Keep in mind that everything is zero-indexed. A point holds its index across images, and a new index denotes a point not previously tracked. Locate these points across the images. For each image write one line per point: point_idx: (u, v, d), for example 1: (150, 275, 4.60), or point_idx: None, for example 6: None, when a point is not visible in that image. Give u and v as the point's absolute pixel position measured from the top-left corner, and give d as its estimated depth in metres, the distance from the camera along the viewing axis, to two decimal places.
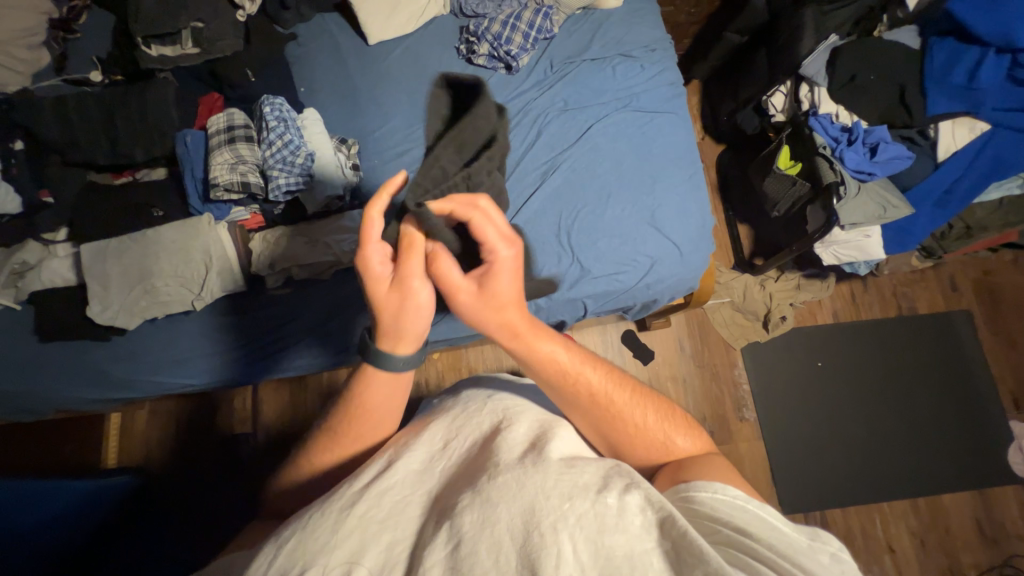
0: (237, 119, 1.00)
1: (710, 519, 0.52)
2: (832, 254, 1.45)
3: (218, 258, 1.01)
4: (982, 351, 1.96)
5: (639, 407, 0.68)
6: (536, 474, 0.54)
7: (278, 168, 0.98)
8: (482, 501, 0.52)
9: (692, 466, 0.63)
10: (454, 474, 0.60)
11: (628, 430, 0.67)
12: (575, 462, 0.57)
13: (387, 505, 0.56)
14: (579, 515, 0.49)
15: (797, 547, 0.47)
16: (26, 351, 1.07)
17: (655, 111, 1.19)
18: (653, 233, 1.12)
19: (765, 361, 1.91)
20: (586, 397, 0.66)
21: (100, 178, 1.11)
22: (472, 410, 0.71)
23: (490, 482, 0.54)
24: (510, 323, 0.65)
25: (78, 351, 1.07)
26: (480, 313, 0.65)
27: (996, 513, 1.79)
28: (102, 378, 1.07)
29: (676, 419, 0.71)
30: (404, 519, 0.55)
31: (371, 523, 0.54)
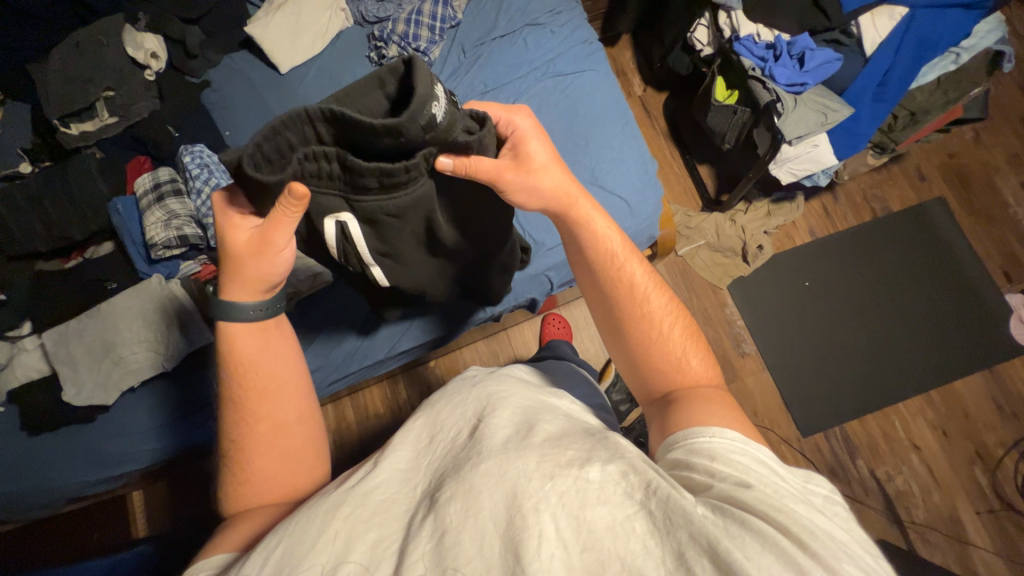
0: (162, 176, 1.00)
1: (707, 467, 0.51)
2: (788, 172, 1.43)
3: (176, 315, 1.02)
4: (963, 233, 1.96)
5: (671, 315, 0.70)
6: (520, 458, 0.50)
7: (211, 215, 0.97)
8: (465, 491, 0.48)
9: (683, 409, 0.60)
10: (440, 466, 0.56)
11: (653, 329, 0.69)
12: (560, 440, 0.53)
13: (374, 509, 0.52)
14: (561, 494, 0.46)
15: (787, 490, 0.48)
16: (19, 448, 1.08)
17: (574, 72, 1.19)
18: (599, 191, 1.11)
19: (754, 293, 1.90)
20: (626, 288, 0.71)
21: (51, 265, 1.12)
22: (458, 400, 0.67)
23: (475, 472, 0.50)
24: (567, 193, 0.76)
25: (68, 437, 1.08)
26: (525, 178, 0.73)
27: (1010, 387, 1.79)
28: (98, 457, 1.08)
29: (697, 343, 0.70)
30: (392, 519, 0.51)
31: (359, 525, 0.50)
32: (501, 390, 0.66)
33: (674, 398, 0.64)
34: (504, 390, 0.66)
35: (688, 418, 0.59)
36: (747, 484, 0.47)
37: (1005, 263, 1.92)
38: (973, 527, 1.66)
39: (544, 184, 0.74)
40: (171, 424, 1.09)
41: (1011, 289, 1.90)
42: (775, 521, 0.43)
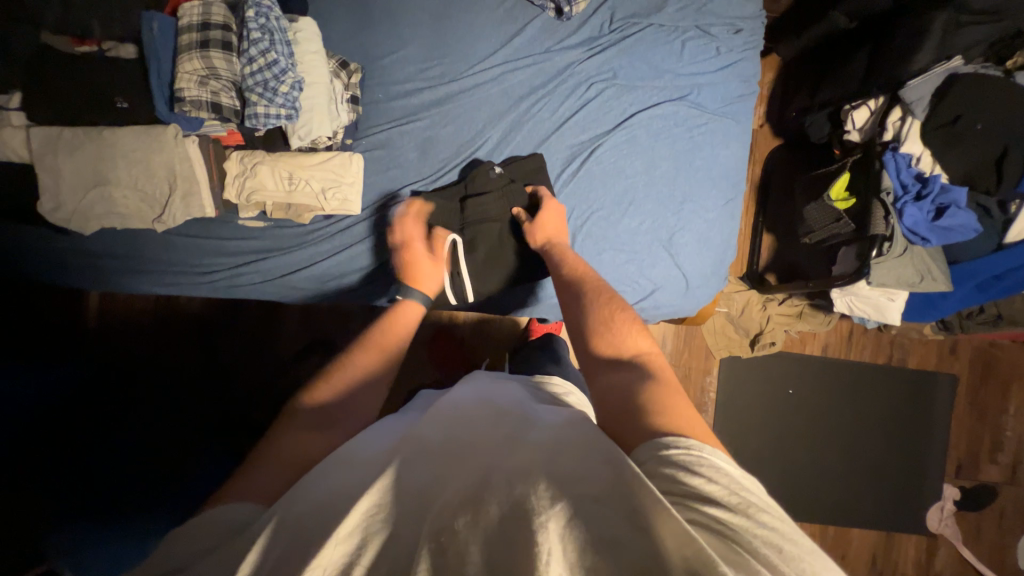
0: (215, 13, 0.81)
1: (675, 477, 0.46)
2: (846, 304, 1.36)
3: (183, 179, 0.92)
4: (951, 415, 1.96)
5: (613, 308, 0.73)
6: (530, 476, 0.47)
7: (257, 93, 0.82)
8: (475, 500, 0.45)
9: (649, 394, 0.58)
10: (447, 469, 0.52)
11: (601, 327, 0.70)
12: (568, 456, 0.50)
13: (393, 499, 0.47)
14: (571, 514, 0.42)
15: (748, 495, 0.45)
16: None
17: (711, 113, 1.01)
18: (665, 258, 1.01)
19: (739, 375, 1.90)
20: (591, 297, 0.75)
21: (59, 41, 0.89)
22: (465, 412, 0.64)
23: (490, 483, 0.47)
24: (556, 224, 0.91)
25: (33, 233, 1.00)
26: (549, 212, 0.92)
27: (896, 553, 1.91)
28: (64, 268, 1.03)
29: (639, 329, 0.69)
30: (406, 510, 0.46)
31: (375, 517, 0.45)
32: (504, 409, 0.64)
33: (639, 392, 0.58)
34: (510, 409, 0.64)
35: (659, 415, 0.54)
36: (715, 505, 0.43)
37: (964, 457, 1.96)
38: None
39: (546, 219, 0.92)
40: (142, 272, 1.04)
41: (954, 480, 1.95)
42: (757, 560, 0.39)
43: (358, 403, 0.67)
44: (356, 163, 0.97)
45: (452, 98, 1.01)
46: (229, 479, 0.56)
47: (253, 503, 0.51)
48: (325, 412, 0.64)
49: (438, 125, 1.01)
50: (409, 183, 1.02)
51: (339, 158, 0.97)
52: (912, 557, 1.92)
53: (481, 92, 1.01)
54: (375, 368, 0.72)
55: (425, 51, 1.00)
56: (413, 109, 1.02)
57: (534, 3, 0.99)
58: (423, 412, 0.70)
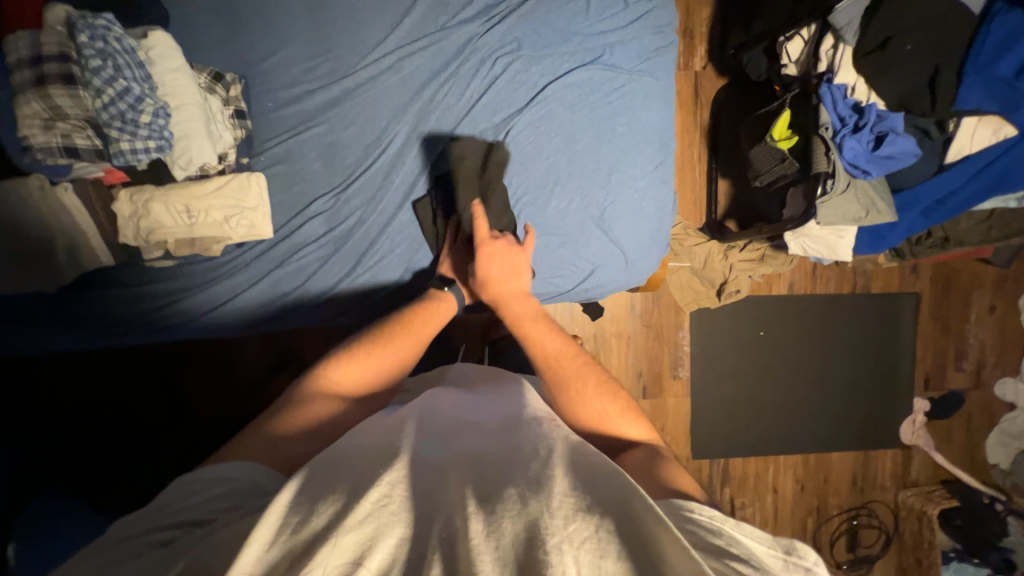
0: (45, 42, 0.71)
1: (703, 539, 0.46)
2: (800, 246, 1.34)
3: (64, 231, 0.83)
4: (917, 333, 1.99)
5: (592, 390, 0.70)
6: (542, 487, 0.46)
7: (117, 128, 0.73)
8: (490, 509, 0.44)
9: (653, 473, 0.60)
10: (456, 471, 0.50)
11: (587, 413, 0.69)
12: (578, 468, 0.50)
13: (405, 493, 0.46)
14: (580, 534, 0.42)
15: (767, 563, 0.45)
16: None
17: (628, 74, 0.94)
18: (600, 235, 0.97)
19: (710, 325, 1.90)
20: (568, 364, 0.73)
21: None
22: (478, 414, 0.63)
23: (503, 494, 0.46)
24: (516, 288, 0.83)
25: None
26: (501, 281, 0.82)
27: (873, 469, 2.01)
28: None
29: (626, 409, 0.70)
30: (420, 509, 0.45)
31: (385, 512, 0.43)
32: (513, 410, 0.63)
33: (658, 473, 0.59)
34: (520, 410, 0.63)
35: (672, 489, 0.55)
36: (743, 563, 0.44)
37: (932, 371, 2.02)
38: None
39: (494, 268, 0.83)
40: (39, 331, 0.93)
41: (923, 394, 2.01)
42: None
43: (377, 390, 0.70)
44: (258, 184, 0.90)
45: (349, 95, 0.92)
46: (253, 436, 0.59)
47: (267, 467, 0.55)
48: (350, 392, 0.68)
49: (339, 128, 0.93)
50: (319, 196, 0.94)
51: (232, 181, 0.89)
52: (888, 470, 2.01)
53: (379, 84, 0.92)
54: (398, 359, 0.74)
55: (309, 47, 0.91)
56: (308, 113, 0.93)
57: None
58: (432, 393, 0.68)
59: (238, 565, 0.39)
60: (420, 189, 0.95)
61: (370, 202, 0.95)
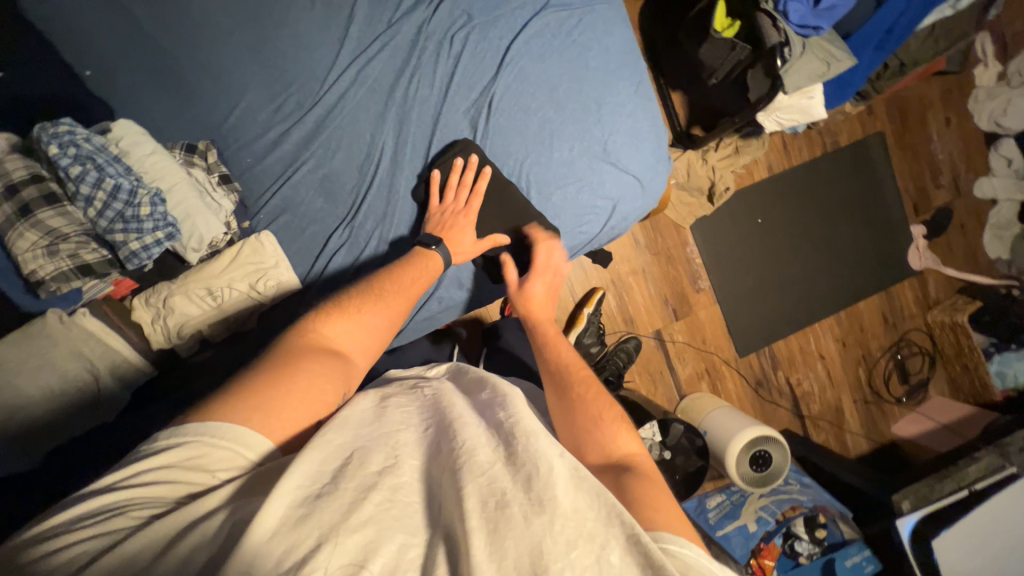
0: (13, 169, 0.68)
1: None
2: (774, 121, 1.40)
3: (99, 353, 0.79)
4: (892, 168, 2.09)
5: (596, 394, 0.67)
6: (547, 510, 0.43)
7: (121, 231, 0.70)
8: (493, 526, 0.42)
9: (643, 486, 0.55)
10: (459, 479, 0.47)
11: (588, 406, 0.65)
12: (581, 489, 0.47)
13: (409, 510, 0.46)
14: (582, 569, 0.41)
15: None
16: None
17: (582, 8, 0.95)
18: (610, 169, 0.98)
19: (713, 231, 1.92)
20: (580, 376, 0.71)
21: None
22: (481, 411, 0.59)
23: (505, 513, 0.43)
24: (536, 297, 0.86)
25: None
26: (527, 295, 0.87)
27: (897, 304, 2.12)
28: None
29: (625, 424, 0.64)
30: (428, 521, 0.46)
31: (387, 517, 0.44)
32: (517, 395, 0.60)
33: (633, 491, 0.54)
34: (523, 398, 0.61)
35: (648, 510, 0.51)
36: None
37: (917, 196, 2.13)
38: (851, 413, 2.05)
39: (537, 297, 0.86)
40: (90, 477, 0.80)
41: (916, 220, 2.13)
42: None
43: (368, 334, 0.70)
44: (269, 242, 0.87)
45: (323, 123, 0.90)
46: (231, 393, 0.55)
47: (263, 432, 0.52)
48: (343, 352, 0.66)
49: (326, 158, 0.90)
50: (332, 232, 0.91)
51: (245, 247, 0.86)
52: (912, 299, 2.12)
53: (349, 102, 0.90)
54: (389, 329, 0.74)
55: (268, 89, 0.88)
56: (290, 155, 0.90)
57: None
58: (431, 392, 0.66)
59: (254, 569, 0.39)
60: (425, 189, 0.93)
61: (385, 218, 0.92)
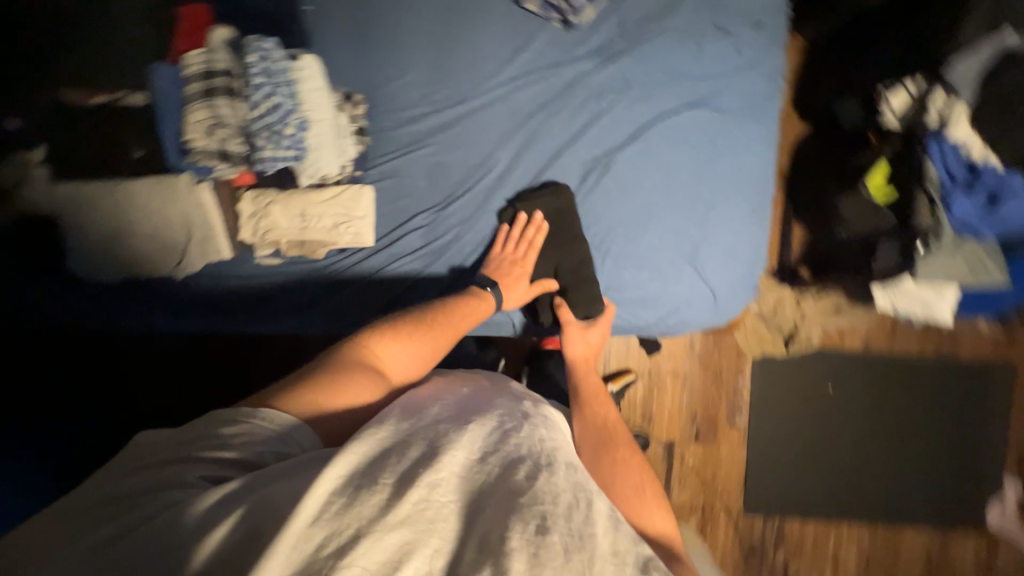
0: (218, 59, 0.84)
1: None
2: (890, 301, 1.32)
3: (198, 225, 0.92)
4: (1011, 409, 1.79)
5: (636, 465, 0.68)
6: (584, 551, 0.44)
7: (264, 140, 0.85)
8: (529, 549, 0.42)
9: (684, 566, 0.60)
10: (497, 492, 0.47)
11: (628, 478, 0.66)
12: (615, 543, 0.47)
13: (447, 504, 0.46)
14: None
15: None
16: None
17: (735, 117, 0.95)
18: (690, 272, 0.96)
19: (776, 376, 1.75)
20: (619, 441, 0.71)
21: (80, 101, 0.92)
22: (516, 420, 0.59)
23: (542, 539, 0.43)
24: (579, 353, 0.87)
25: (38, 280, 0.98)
26: (575, 340, 0.88)
27: (951, 556, 1.79)
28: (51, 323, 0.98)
29: (659, 499, 0.65)
30: (461, 521, 0.45)
31: (422, 516, 0.44)
32: (553, 429, 0.61)
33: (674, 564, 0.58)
34: (558, 432, 0.61)
35: None
36: None
37: None
38: None
39: (580, 348, 0.88)
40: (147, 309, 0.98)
41: (1015, 477, 1.80)
42: None
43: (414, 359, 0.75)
44: (367, 196, 0.96)
45: (459, 121, 0.98)
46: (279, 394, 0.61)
47: (308, 426, 0.57)
48: (388, 371, 0.71)
49: (446, 150, 0.98)
50: (420, 212, 0.99)
51: (349, 191, 0.95)
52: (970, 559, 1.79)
53: (488, 113, 0.97)
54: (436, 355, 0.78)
55: (431, 76, 0.98)
56: (419, 134, 0.99)
57: (540, 16, 0.96)
58: (468, 390, 0.68)
59: (284, 543, 0.40)
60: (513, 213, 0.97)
61: (469, 222, 0.98)
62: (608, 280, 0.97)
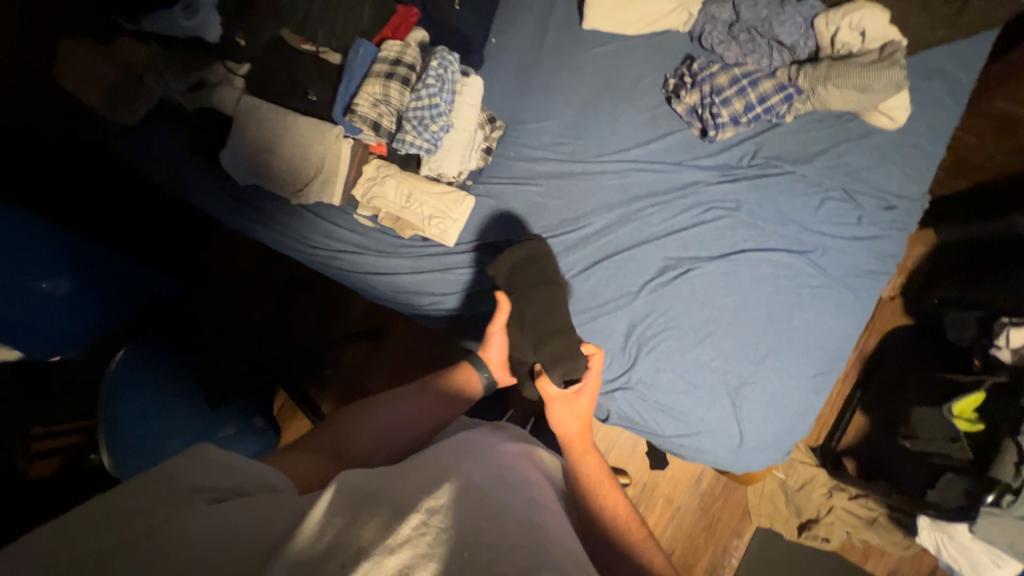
0: (408, 54, 0.96)
1: None
2: (934, 542, 1.14)
3: (328, 169, 1.04)
4: None
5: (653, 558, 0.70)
6: None
7: (411, 126, 0.94)
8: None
9: None
10: (493, 519, 0.46)
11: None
12: None
13: (445, 523, 0.44)
14: None
15: None
16: (157, 132, 1.17)
17: (832, 279, 0.93)
18: (726, 405, 0.93)
19: (776, 559, 1.53)
20: (631, 541, 0.70)
21: (290, 40, 1.12)
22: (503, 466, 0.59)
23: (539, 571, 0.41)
24: (568, 431, 0.81)
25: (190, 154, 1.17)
26: (564, 417, 0.81)
27: None
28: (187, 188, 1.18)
29: None
30: (462, 540, 0.42)
31: (423, 539, 0.41)
32: (532, 480, 0.61)
33: None
34: (538, 485, 0.61)
35: None
36: None
37: None
38: None
39: (565, 419, 0.81)
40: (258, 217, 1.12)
41: None
42: None
43: (392, 425, 0.76)
44: (467, 206, 1.05)
45: (573, 176, 1.06)
46: (284, 458, 0.63)
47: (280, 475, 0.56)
48: (359, 441, 0.72)
49: (550, 195, 1.06)
50: (503, 238, 1.06)
51: (454, 193, 1.05)
52: None
53: (600, 179, 1.04)
54: (432, 407, 0.81)
55: (566, 130, 1.08)
56: (533, 172, 1.08)
57: (684, 119, 1.03)
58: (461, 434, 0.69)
59: (297, 543, 0.39)
60: (580, 273, 1.02)
61: None
62: (643, 376, 0.96)
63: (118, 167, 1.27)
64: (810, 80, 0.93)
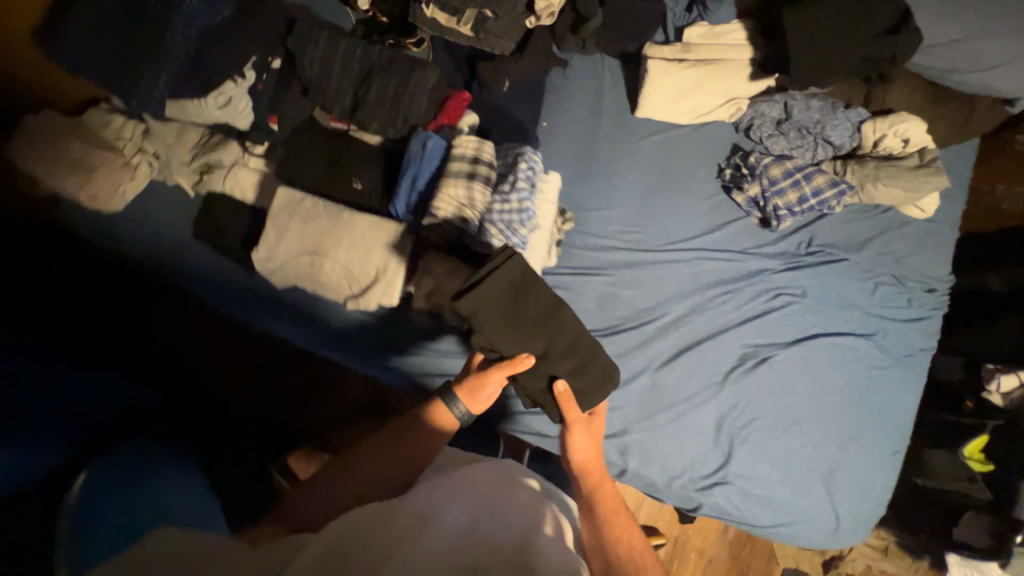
0: (485, 151, 0.90)
1: None
2: None
3: (394, 270, 0.91)
4: None
5: None
6: None
7: (498, 228, 0.87)
8: None
9: None
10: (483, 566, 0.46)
11: None
12: None
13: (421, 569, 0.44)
14: None
15: None
16: (157, 220, 1.00)
17: (893, 359, 1.01)
18: (820, 490, 0.95)
19: None
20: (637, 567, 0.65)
21: (321, 117, 1.00)
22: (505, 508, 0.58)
23: None
24: (589, 462, 0.78)
25: (198, 243, 0.99)
26: (585, 445, 0.79)
27: None
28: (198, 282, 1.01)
29: None
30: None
31: None
32: (534, 515, 0.59)
33: None
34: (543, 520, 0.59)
35: None
36: None
37: None
38: None
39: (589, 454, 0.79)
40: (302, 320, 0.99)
41: None
42: None
43: (373, 472, 0.67)
44: None
45: (646, 265, 1.05)
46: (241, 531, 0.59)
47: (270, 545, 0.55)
48: (339, 494, 0.66)
49: (624, 284, 1.04)
50: None
51: None
52: None
53: (671, 267, 1.05)
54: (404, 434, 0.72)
55: (630, 218, 1.07)
56: (602, 261, 1.05)
57: (742, 207, 1.07)
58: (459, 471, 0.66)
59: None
60: (664, 364, 1.00)
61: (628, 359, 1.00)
62: (739, 466, 0.96)
63: (88, 254, 1.05)
64: (858, 176, 1.02)
